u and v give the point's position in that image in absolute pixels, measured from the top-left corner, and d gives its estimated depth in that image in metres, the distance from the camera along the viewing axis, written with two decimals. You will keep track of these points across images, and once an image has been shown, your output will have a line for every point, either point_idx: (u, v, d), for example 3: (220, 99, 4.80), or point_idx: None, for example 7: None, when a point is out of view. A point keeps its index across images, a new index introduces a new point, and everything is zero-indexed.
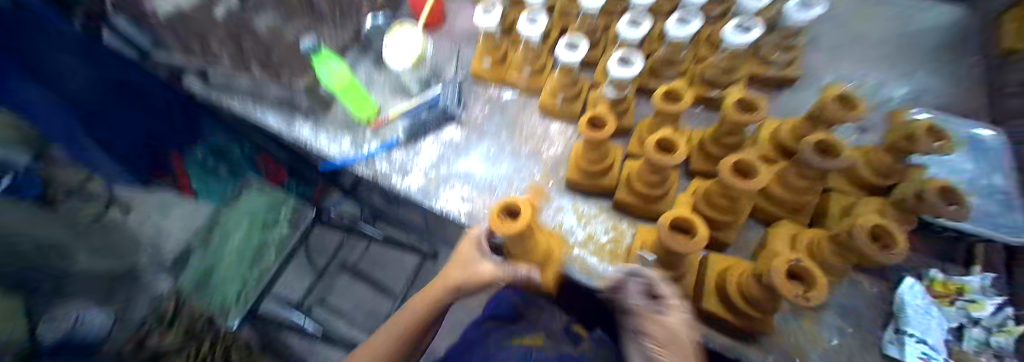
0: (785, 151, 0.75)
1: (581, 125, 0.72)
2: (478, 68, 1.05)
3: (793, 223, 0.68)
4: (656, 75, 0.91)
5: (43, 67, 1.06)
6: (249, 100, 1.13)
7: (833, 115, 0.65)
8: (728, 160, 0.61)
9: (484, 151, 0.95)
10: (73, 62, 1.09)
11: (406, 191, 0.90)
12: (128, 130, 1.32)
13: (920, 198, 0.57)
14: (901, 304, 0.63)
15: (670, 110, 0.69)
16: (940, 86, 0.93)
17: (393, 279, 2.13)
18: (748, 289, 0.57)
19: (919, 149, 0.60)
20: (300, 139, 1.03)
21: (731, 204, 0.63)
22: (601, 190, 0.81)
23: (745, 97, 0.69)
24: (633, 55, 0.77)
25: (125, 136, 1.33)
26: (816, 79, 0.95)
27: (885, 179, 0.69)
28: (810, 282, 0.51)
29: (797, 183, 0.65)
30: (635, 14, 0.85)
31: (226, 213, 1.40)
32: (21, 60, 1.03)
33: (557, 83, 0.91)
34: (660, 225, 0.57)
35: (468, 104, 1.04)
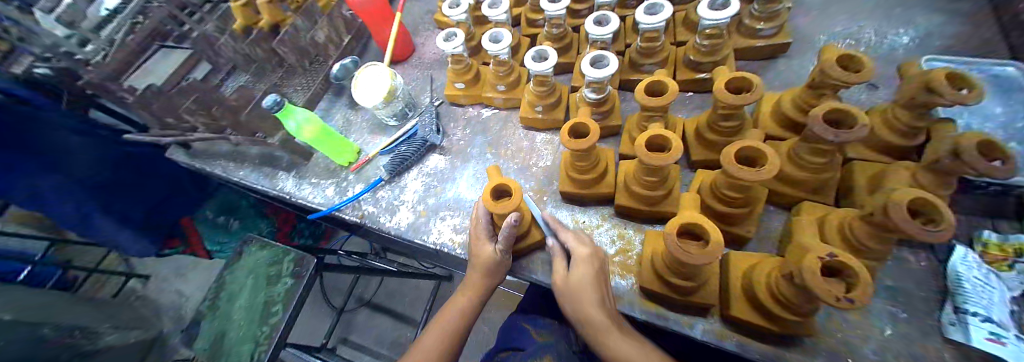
0: (792, 124, 0.69)
1: (562, 135, 0.67)
2: (452, 91, 1.00)
3: (817, 205, 0.62)
4: (637, 69, 0.87)
5: (44, 149, 1.13)
6: (233, 161, 1.12)
7: (839, 79, 0.58)
8: (732, 148, 0.55)
9: (472, 175, 0.90)
10: (69, 137, 1.18)
11: (395, 230, 0.86)
12: (145, 197, 1.38)
13: (956, 159, 0.49)
14: (956, 277, 0.56)
15: (655, 104, 0.63)
16: (950, 23, 0.85)
17: (411, 308, 2.08)
18: (780, 291, 0.50)
19: (944, 102, 0.53)
20: (285, 192, 1.00)
21: (743, 194, 0.57)
22: (598, 198, 0.75)
23: (736, 76, 0.63)
24: (606, 56, 0.73)
25: (134, 209, 1.36)
26: (810, 41, 0.89)
27: (909, 140, 0.62)
28: (850, 277, 0.44)
29: (811, 159, 0.59)
30: (601, 12, 0.81)
31: (231, 274, 1.37)
32: (25, 146, 1.09)
33: (533, 93, 0.86)
34: (667, 234, 0.51)
35: (447, 129, 1.00)
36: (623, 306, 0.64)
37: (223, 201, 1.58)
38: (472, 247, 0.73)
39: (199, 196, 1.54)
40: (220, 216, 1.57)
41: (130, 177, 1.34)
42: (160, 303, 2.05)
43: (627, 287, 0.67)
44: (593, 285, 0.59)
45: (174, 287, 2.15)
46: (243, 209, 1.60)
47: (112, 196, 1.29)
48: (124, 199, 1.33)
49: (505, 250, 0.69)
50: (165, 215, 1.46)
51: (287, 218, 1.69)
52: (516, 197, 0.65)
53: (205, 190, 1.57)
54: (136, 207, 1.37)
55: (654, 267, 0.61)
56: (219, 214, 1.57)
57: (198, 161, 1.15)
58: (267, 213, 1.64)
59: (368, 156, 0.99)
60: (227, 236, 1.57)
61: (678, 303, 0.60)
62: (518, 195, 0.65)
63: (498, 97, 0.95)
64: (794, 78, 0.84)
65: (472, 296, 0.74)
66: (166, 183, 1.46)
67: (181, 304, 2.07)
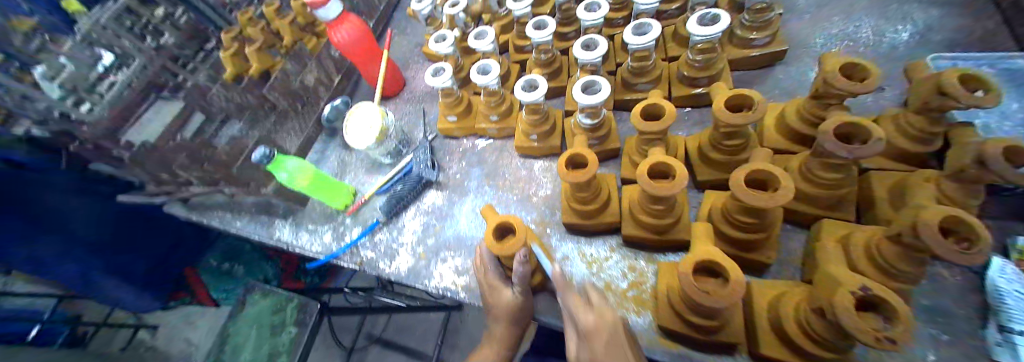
0: (800, 136, 0.66)
1: (560, 169, 0.64)
2: (445, 124, 0.98)
3: (836, 222, 0.58)
4: (631, 88, 0.85)
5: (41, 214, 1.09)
6: (230, 211, 1.11)
7: (844, 90, 0.55)
8: (739, 173, 0.52)
9: (471, 209, 0.87)
10: (66, 200, 1.12)
11: (395, 275, 0.83)
12: (146, 255, 1.37)
13: (982, 167, 0.46)
14: (997, 292, 0.51)
15: (654, 129, 0.61)
16: (950, 15, 0.83)
17: (423, 341, 2.03)
18: (811, 327, 0.46)
19: (960, 107, 0.50)
20: (283, 241, 0.98)
21: (757, 219, 0.53)
22: (604, 228, 0.72)
23: (736, 94, 0.60)
24: (597, 81, 0.71)
25: (136, 264, 1.35)
26: (805, 46, 0.87)
27: (926, 146, 0.58)
28: (888, 311, 0.40)
29: (825, 175, 0.56)
30: (588, 36, 0.80)
31: (234, 326, 1.32)
32: (22, 214, 1.06)
33: (527, 122, 0.84)
34: (682, 274, 0.47)
35: (443, 163, 0.98)
36: (642, 347, 0.60)
37: (224, 249, 1.60)
38: (488, 295, 0.68)
39: (199, 247, 1.55)
40: (223, 262, 1.60)
41: (133, 237, 1.32)
42: (168, 354, 2.02)
43: (643, 324, 0.63)
44: (611, 327, 0.50)
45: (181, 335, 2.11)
46: (246, 253, 1.62)
47: (114, 254, 1.27)
48: (125, 255, 1.31)
49: (523, 293, 0.65)
50: (162, 267, 1.45)
51: (290, 260, 1.67)
52: (521, 233, 0.63)
53: (207, 238, 1.58)
54: (138, 260, 1.36)
55: (671, 304, 0.57)
56: (223, 261, 1.59)
57: (196, 214, 1.15)
58: (269, 256, 1.64)
59: (364, 197, 0.97)
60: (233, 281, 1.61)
61: (701, 342, 0.56)
62: (522, 229, 0.63)
63: (492, 128, 0.94)
64: (794, 84, 0.81)
65: (498, 346, 0.72)
66: (167, 235, 1.44)
67: (189, 353, 2.03)
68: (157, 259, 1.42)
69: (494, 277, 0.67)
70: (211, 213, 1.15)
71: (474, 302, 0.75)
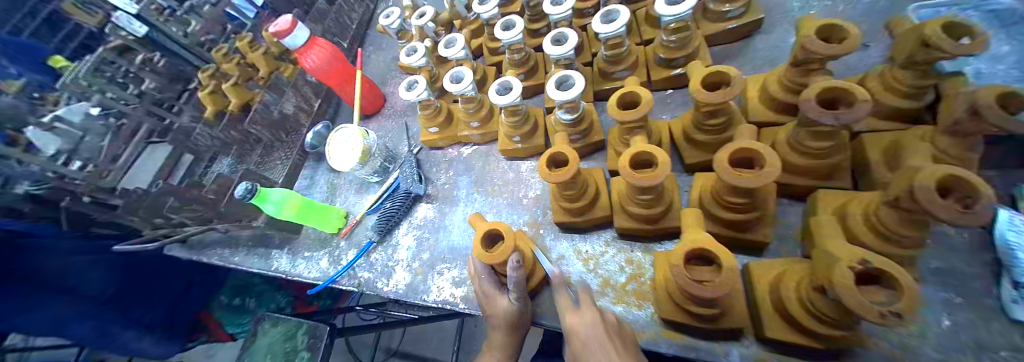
0: (787, 106, 0.63)
1: (542, 169, 0.62)
2: (428, 136, 0.97)
3: (832, 191, 0.56)
4: (609, 77, 0.83)
5: (49, 279, 1.08)
6: (227, 247, 1.11)
7: (821, 54, 0.53)
8: (723, 153, 0.50)
9: (463, 219, 0.86)
10: (75, 262, 1.13)
11: (394, 294, 0.82)
12: (157, 299, 1.35)
13: (976, 118, 0.44)
14: (1008, 247, 0.49)
15: (633, 118, 0.59)
16: None
17: (439, 350, 2.03)
18: (814, 306, 0.44)
19: (945, 57, 0.48)
20: (281, 271, 0.97)
21: (748, 199, 0.52)
22: (596, 222, 0.70)
23: (714, 72, 0.58)
24: (571, 75, 0.69)
25: (146, 320, 1.31)
26: (784, 11, 0.85)
27: (918, 101, 0.56)
28: (892, 284, 0.38)
29: (815, 144, 0.54)
30: (557, 30, 0.78)
31: (249, 358, 1.34)
32: (30, 282, 1.04)
33: (508, 124, 0.83)
34: (673, 266, 0.45)
35: (430, 175, 0.97)
36: (647, 342, 0.59)
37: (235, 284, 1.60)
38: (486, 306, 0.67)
39: (206, 288, 1.52)
40: (234, 298, 1.57)
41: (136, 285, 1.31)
42: None
43: (645, 318, 0.61)
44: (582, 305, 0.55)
45: None
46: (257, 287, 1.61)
47: (122, 311, 1.25)
48: (134, 311, 1.28)
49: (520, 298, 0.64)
50: (177, 310, 1.42)
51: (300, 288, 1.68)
52: (510, 239, 0.61)
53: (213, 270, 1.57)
54: (149, 317, 1.32)
55: (671, 297, 0.55)
56: (234, 297, 1.57)
57: (195, 253, 1.15)
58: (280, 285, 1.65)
59: (356, 218, 0.96)
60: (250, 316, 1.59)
61: (705, 331, 0.55)
62: (510, 234, 0.62)
63: (474, 134, 0.92)
64: (776, 52, 0.79)
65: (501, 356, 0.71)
66: (177, 287, 1.43)
67: None
68: (171, 302, 1.40)
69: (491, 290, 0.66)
70: (209, 250, 1.14)
71: (474, 312, 0.74)
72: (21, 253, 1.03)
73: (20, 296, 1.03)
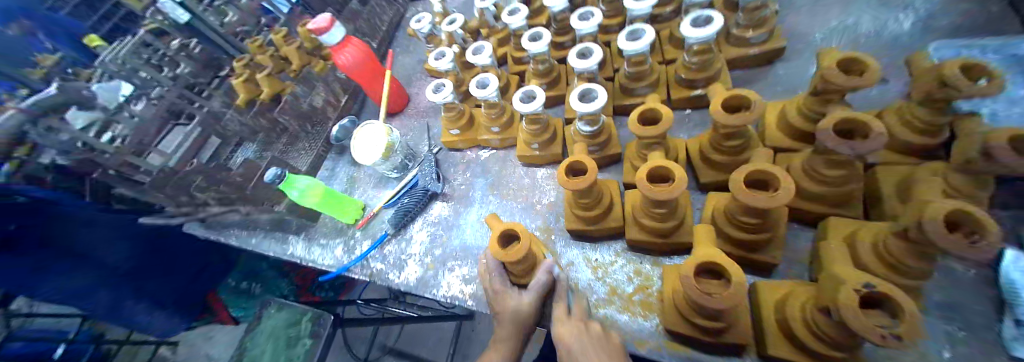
0: (804, 134, 0.65)
1: (561, 175, 0.65)
2: (449, 137, 1.00)
3: (843, 218, 0.58)
4: (630, 93, 0.85)
5: (73, 249, 1.13)
6: (247, 228, 1.15)
7: (838, 85, 0.55)
8: (738, 174, 0.52)
9: (477, 219, 0.89)
10: (98, 235, 1.17)
11: (405, 286, 0.84)
12: (173, 278, 1.41)
13: (989, 157, 0.45)
14: (1013, 283, 0.50)
15: (652, 133, 0.61)
16: (950, 3, 0.82)
17: (435, 352, 2.04)
18: (819, 327, 0.46)
19: (961, 97, 0.50)
20: (297, 256, 1.01)
21: (759, 219, 0.53)
22: (608, 232, 0.72)
23: (733, 95, 0.61)
24: (593, 88, 0.72)
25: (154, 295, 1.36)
26: (806, 41, 0.87)
27: (935, 137, 0.58)
28: (896, 312, 0.39)
29: (829, 172, 0.55)
30: (582, 45, 0.81)
31: (252, 340, 1.36)
32: (55, 250, 1.09)
33: (528, 132, 0.86)
34: (683, 277, 0.47)
35: (448, 175, 1.00)
36: (650, 352, 0.60)
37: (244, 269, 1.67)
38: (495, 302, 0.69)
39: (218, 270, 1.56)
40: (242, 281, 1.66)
41: (157, 263, 1.36)
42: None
43: (650, 329, 0.62)
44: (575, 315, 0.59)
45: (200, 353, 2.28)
46: (265, 275, 1.70)
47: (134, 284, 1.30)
48: (145, 284, 1.33)
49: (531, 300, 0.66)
50: (189, 290, 1.48)
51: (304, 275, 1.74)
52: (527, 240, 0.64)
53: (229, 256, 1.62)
54: (156, 293, 1.36)
55: (678, 309, 0.57)
56: (242, 280, 1.65)
57: (214, 232, 1.20)
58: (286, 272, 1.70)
59: (373, 211, 0.99)
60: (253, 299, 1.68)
61: (709, 346, 0.56)
62: (525, 236, 0.64)
63: (494, 139, 0.95)
64: (795, 80, 0.81)
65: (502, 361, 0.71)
66: (189, 267, 1.47)
67: None
68: (184, 282, 1.46)
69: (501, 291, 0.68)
70: (228, 231, 1.19)
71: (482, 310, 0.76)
72: (53, 221, 1.07)
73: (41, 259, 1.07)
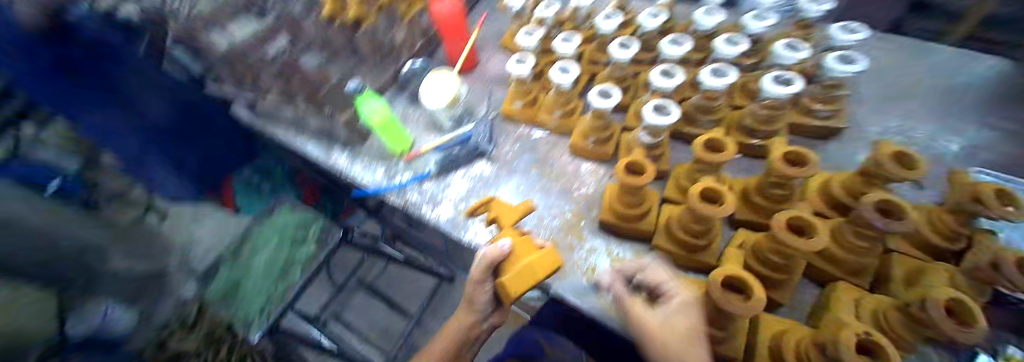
0: (840, 207, 0.72)
1: (620, 170, 0.71)
2: (510, 108, 1.07)
3: (851, 286, 0.65)
4: (693, 122, 0.92)
5: (119, 91, 1.16)
6: (294, 127, 1.15)
7: (888, 173, 0.62)
8: (780, 217, 0.59)
9: (516, 186, 0.95)
10: (145, 85, 1.18)
11: (435, 222, 0.90)
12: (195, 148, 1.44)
13: (995, 271, 0.53)
14: None
15: (714, 160, 0.67)
16: (997, 141, 0.90)
17: (408, 301, 2.12)
18: (809, 358, 0.53)
19: (987, 215, 0.57)
20: (338, 166, 1.03)
21: (784, 261, 0.61)
22: (637, 234, 0.79)
23: (792, 151, 0.68)
24: (670, 104, 0.77)
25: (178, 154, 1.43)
26: (862, 131, 0.94)
27: (951, 243, 0.65)
28: (882, 360, 0.47)
29: (856, 242, 0.63)
30: (665, 65, 0.87)
31: (259, 229, 1.46)
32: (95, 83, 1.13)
33: (590, 125, 0.93)
34: (711, 282, 0.54)
35: (499, 140, 1.06)
36: None
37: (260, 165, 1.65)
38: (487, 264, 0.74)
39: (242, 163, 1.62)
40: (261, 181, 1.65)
41: (183, 133, 1.37)
42: None
43: None
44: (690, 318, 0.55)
45: None
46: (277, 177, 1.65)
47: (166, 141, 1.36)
48: (176, 143, 1.39)
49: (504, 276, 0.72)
50: (207, 166, 1.53)
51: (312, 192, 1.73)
52: (507, 230, 0.75)
53: (253, 151, 1.63)
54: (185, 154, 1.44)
55: (686, 313, 0.64)
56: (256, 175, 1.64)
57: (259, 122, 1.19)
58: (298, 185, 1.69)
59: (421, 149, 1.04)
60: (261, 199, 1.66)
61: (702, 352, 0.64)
62: None
63: (553, 122, 1.01)
64: (842, 162, 0.88)
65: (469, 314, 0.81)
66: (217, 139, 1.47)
67: None
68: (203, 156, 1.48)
69: (475, 270, 0.72)
70: (272, 126, 1.17)
71: None
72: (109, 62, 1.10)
73: (81, 87, 1.11)
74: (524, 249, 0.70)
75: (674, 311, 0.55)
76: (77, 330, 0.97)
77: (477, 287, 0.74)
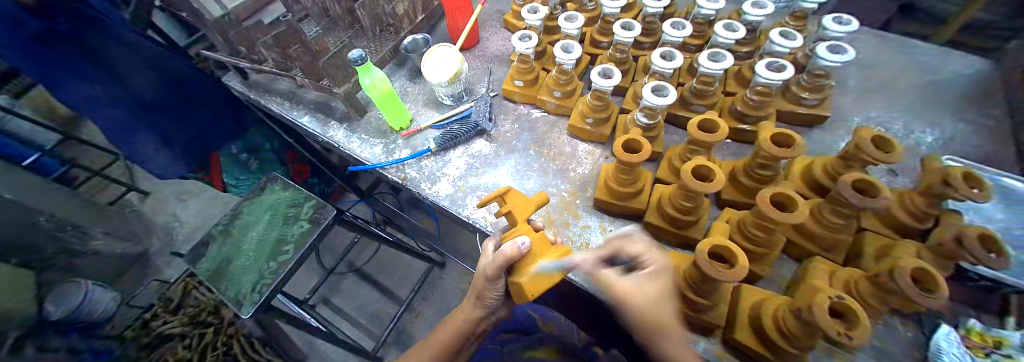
0: (820, 188, 0.76)
1: (617, 148, 0.73)
2: (511, 86, 1.07)
3: (827, 260, 0.70)
4: (687, 107, 0.95)
5: (109, 64, 1.14)
6: (289, 100, 1.16)
7: (869, 155, 0.66)
8: (766, 192, 0.62)
9: (513, 165, 0.97)
10: (130, 59, 1.19)
11: (433, 198, 0.90)
12: (191, 122, 1.41)
13: (959, 245, 0.58)
14: (937, 351, 0.63)
15: (706, 139, 0.70)
16: (970, 133, 0.95)
17: (399, 285, 2.13)
18: (785, 322, 0.58)
19: (955, 195, 0.62)
20: (334, 141, 1.03)
21: (767, 235, 0.65)
22: (630, 212, 0.82)
23: (781, 132, 0.71)
24: (666, 87, 0.81)
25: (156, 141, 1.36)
26: (846, 120, 0.99)
27: (920, 222, 0.70)
28: (852, 321, 0.52)
29: (835, 219, 0.67)
30: (666, 49, 0.90)
31: (250, 206, 1.45)
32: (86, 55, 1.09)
33: (589, 105, 0.94)
34: (699, 251, 0.57)
35: (498, 119, 1.07)
36: None
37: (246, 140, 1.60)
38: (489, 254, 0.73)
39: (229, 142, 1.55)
40: (244, 156, 1.61)
41: (178, 105, 1.35)
42: (153, 220, 2.35)
43: None
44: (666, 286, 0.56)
45: (170, 208, 2.42)
46: (265, 153, 1.65)
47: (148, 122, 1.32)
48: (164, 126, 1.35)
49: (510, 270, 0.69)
50: (204, 143, 1.48)
51: (300, 168, 1.74)
52: (521, 227, 0.70)
53: (246, 124, 1.60)
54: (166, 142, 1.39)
55: (674, 282, 0.69)
56: (242, 152, 1.60)
57: (252, 92, 1.20)
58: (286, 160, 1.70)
59: (419, 126, 1.05)
60: (247, 174, 1.62)
61: (687, 318, 0.69)
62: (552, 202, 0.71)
63: (552, 102, 1.03)
64: (826, 149, 0.92)
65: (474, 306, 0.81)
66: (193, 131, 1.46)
67: (174, 226, 2.35)
68: (200, 131, 1.45)
69: (488, 267, 0.70)
70: (268, 97, 1.18)
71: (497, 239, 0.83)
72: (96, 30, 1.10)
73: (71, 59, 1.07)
74: (540, 248, 0.67)
75: (648, 278, 0.55)
76: (56, 311, 1.51)
77: (489, 286, 0.73)
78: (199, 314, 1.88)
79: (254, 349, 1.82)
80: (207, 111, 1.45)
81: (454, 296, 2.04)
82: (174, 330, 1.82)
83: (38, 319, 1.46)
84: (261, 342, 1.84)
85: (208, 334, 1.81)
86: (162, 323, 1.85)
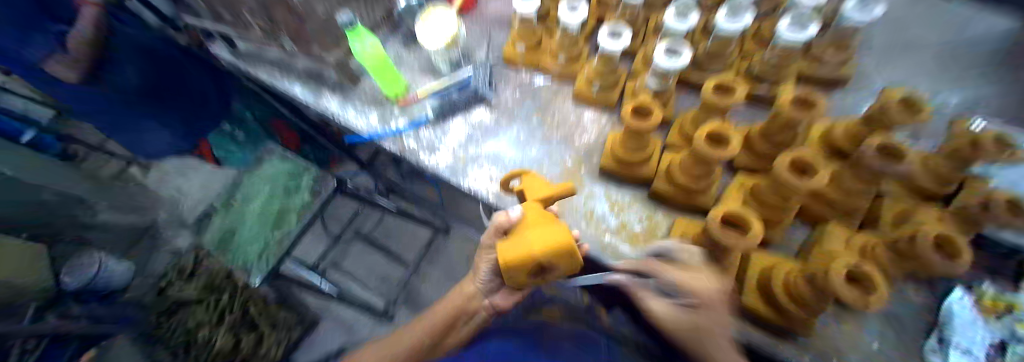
0: (840, 153, 0.72)
1: (626, 113, 0.69)
2: (512, 52, 1.03)
3: (840, 226, 0.68)
4: (700, 69, 0.90)
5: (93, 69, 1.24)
6: (280, 69, 1.07)
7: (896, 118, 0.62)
8: (784, 157, 0.59)
9: (515, 134, 0.92)
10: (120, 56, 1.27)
11: (433, 168, 0.87)
12: (179, 105, 1.48)
13: (986, 210, 0.56)
14: (949, 312, 0.63)
15: (721, 102, 0.66)
16: (1002, 93, 0.89)
17: (405, 252, 2.16)
18: (798, 289, 0.57)
19: (985, 159, 0.58)
20: (329, 111, 0.97)
21: (782, 202, 0.62)
22: (637, 180, 0.80)
23: (803, 96, 0.67)
24: (682, 48, 0.75)
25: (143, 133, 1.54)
26: (869, 81, 0.93)
27: (943, 187, 0.67)
28: (868, 288, 0.50)
29: (854, 185, 0.63)
30: (682, 3, 0.84)
31: (250, 179, 1.43)
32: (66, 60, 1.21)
33: (596, 69, 0.89)
34: (710, 220, 0.55)
35: (499, 86, 1.01)
36: None
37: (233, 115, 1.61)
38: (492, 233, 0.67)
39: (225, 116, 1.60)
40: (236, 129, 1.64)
41: (171, 91, 1.43)
42: (160, 195, 2.36)
43: None
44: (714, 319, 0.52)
45: (173, 182, 2.42)
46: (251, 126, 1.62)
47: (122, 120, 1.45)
48: (162, 116, 1.48)
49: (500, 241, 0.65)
50: (196, 121, 1.56)
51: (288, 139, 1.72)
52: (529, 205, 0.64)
53: (228, 92, 1.57)
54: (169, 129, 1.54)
55: (681, 248, 0.68)
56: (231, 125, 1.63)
57: (242, 63, 1.10)
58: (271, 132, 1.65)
59: (418, 94, 0.96)
60: (236, 146, 1.67)
61: None
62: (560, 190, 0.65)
63: (557, 68, 0.98)
64: (847, 110, 0.87)
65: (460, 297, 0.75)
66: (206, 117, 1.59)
67: (180, 200, 2.36)
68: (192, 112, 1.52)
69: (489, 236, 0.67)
70: (257, 66, 1.10)
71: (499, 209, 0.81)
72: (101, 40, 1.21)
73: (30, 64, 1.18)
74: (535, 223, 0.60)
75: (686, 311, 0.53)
76: (73, 282, 1.56)
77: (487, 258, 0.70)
78: (214, 281, 1.91)
79: (270, 313, 1.88)
80: (201, 93, 1.48)
81: (460, 263, 2.07)
82: (190, 297, 1.86)
83: (56, 290, 1.53)
84: (277, 305, 1.93)
85: (225, 296, 1.81)
86: (178, 291, 1.90)
